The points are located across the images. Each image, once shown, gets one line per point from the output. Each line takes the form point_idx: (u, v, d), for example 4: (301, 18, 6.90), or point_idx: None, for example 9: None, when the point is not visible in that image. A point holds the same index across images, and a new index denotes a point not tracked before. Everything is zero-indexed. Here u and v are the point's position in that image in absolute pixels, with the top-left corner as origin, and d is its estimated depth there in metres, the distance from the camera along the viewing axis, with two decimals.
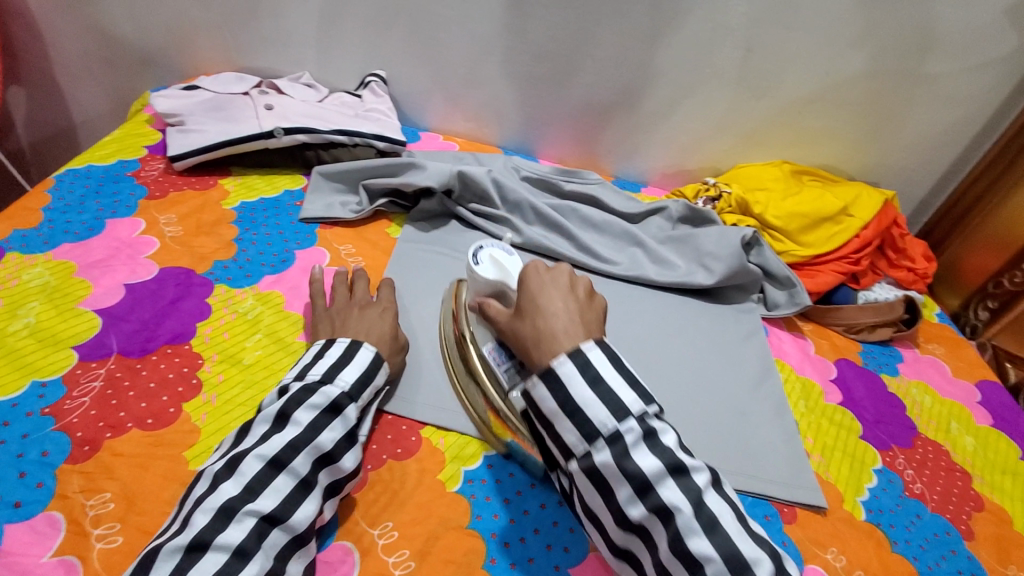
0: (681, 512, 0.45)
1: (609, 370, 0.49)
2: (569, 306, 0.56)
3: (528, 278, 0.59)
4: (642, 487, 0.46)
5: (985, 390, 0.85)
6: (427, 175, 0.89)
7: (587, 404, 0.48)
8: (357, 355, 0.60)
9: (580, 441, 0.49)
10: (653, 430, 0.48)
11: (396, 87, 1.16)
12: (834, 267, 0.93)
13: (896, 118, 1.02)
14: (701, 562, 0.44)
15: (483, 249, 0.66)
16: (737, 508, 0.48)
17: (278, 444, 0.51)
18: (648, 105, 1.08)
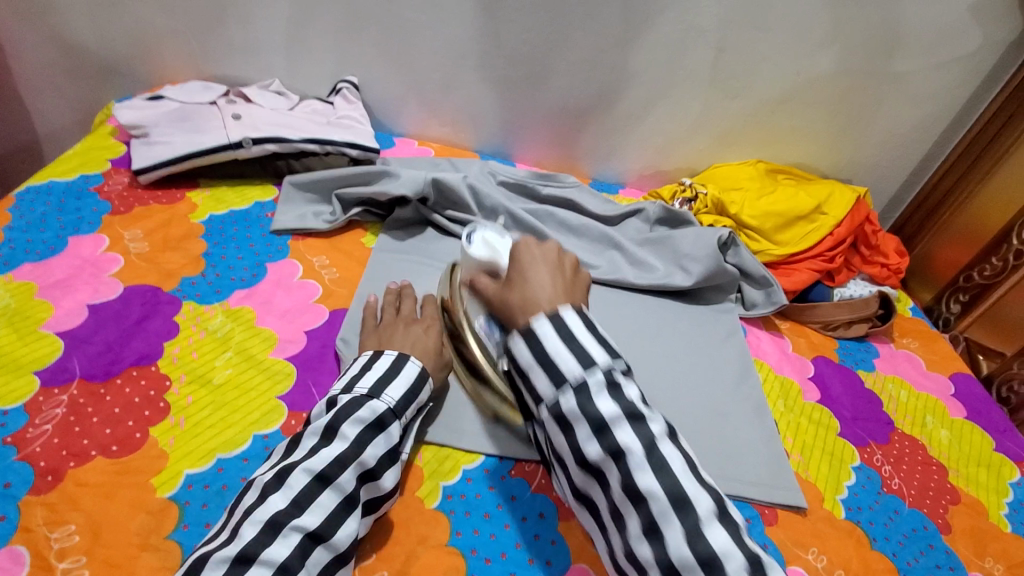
0: (632, 453, 0.48)
1: (582, 330, 0.52)
2: (555, 280, 0.58)
3: (519, 253, 0.61)
4: (600, 429, 0.49)
5: (958, 383, 0.87)
6: (401, 183, 0.88)
7: (558, 357, 0.51)
8: (403, 370, 0.59)
9: (549, 388, 0.51)
10: (616, 381, 0.50)
11: (369, 93, 1.14)
12: (809, 265, 0.94)
13: (867, 115, 1.04)
14: (646, 497, 0.46)
15: (475, 231, 0.73)
16: (692, 459, 0.49)
17: (327, 458, 0.51)
18: (624, 106, 1.08)
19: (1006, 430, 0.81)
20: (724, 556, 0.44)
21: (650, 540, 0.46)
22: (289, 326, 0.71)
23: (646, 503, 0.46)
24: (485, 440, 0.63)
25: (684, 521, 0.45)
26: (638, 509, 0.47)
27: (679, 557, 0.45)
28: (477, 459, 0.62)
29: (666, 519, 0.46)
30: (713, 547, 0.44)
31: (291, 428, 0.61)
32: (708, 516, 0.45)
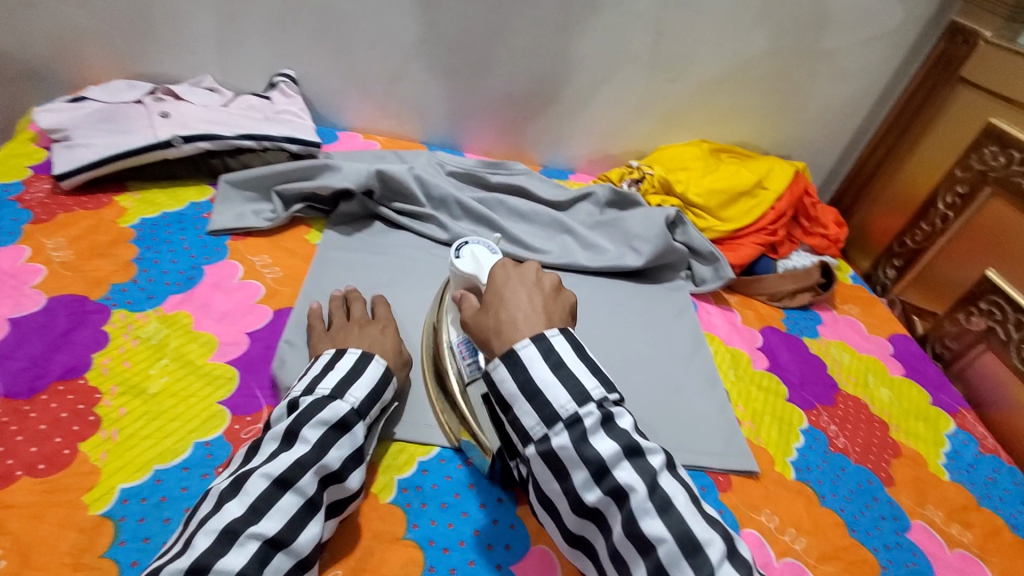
0: (636, 493, 0.45)
1: (571, 356, 0.50)
2: (533, 299, 0.55)
3: (496, 273, 0.58)
4: (598, 472, 0.46)
5: (896, 343, 0.91)
6: (344, 176, 0.85)
7: (547, 387, 0.48)
8: (367, 369, 0.58)
9: (538, 424, 0.48)
10: (611, 415, 0.48)
11: (307, 87, 1.11)
12: (754, 240, 0.97)
13: (802, 93, 1.07)
14: (654, 543, 0.44)
15: (466, 244, 0.65)
16: (693, 492, 0.47)
17: (287, 462, 0.49)
18: (569, 91, 1.08)
19: (941, 384, 0.85)
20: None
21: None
22: (229, 329, 0.68)
23: (653, 549, 0.44)
24: (437, 430, 0.62)
25: (695, 566, 0.43)
26: (645, 556, 0.44)
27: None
28: (432, 450, 0.61)
29: (676, 566, 0.43)
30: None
31: (234, 432, 0.59)
32: (720, 559, 0.43)
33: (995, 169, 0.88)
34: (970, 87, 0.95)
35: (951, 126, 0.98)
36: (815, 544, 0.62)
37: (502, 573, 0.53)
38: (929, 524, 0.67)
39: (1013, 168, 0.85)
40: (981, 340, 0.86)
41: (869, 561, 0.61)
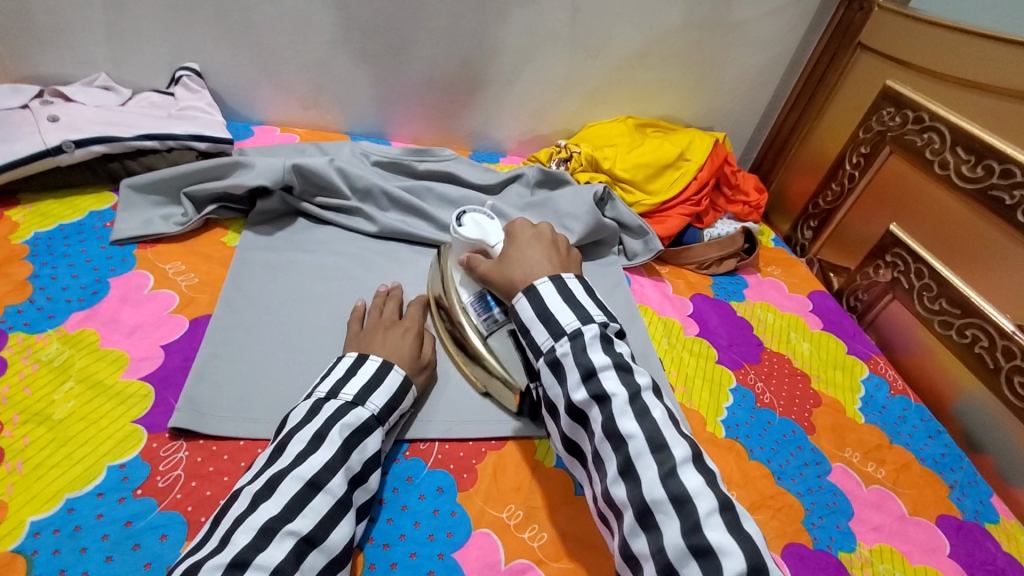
0: (616, 398, 0.47)
1: (581, 293, 0.55)
2: (550, 255, 0.63)
3: (515, 232, 0.65)
4: (587, 375, 0.49)
5: (815, 299, 0.97)
6: (257, 173, 0.81)
7: (558, 309, 0.53)
8: (387, 377, 0.58)
9: (547, 338, 0.52)
10: (609, 337, 0.51)
11: (214, 81, 1.04)
12: (680, 211, 0.99)
13: (717, 64, 1.10)
14: (625, 438, 0.45)
15: (466, 213, 0.70)
16: (675, 415, 0.48)
17: (317, 465, 0.49)
18: (493, 73, 1.07)
19: (856, 334, 0.91)
20: (695, 495, 0.42)
21: (626, 479, 0.45)
22: (141, 343, 0.64)
23: (624, 444, 0.45)
24: None
25: (659, 462, 0.44)
26: (618, 452, 0.46)
27: (649, 494, 0.43)
28: None
29: (642, 460, 0.44)
30: (684, 485, 0.42)
31: (151, 451, 0.55)
32: (683, 459, 0.44)
33: (892, 128, 0.94)
34: (867, 52, 1.00)
35: (852, 91, 1.03)
36: (744, 495, 0.65)
37: (444, 561, 0.52)
38: (847, 465, 0.71)
39: (907, 127, 0.91)
40: (889, 291, 0.92)
41: (795, 505, 0.65)
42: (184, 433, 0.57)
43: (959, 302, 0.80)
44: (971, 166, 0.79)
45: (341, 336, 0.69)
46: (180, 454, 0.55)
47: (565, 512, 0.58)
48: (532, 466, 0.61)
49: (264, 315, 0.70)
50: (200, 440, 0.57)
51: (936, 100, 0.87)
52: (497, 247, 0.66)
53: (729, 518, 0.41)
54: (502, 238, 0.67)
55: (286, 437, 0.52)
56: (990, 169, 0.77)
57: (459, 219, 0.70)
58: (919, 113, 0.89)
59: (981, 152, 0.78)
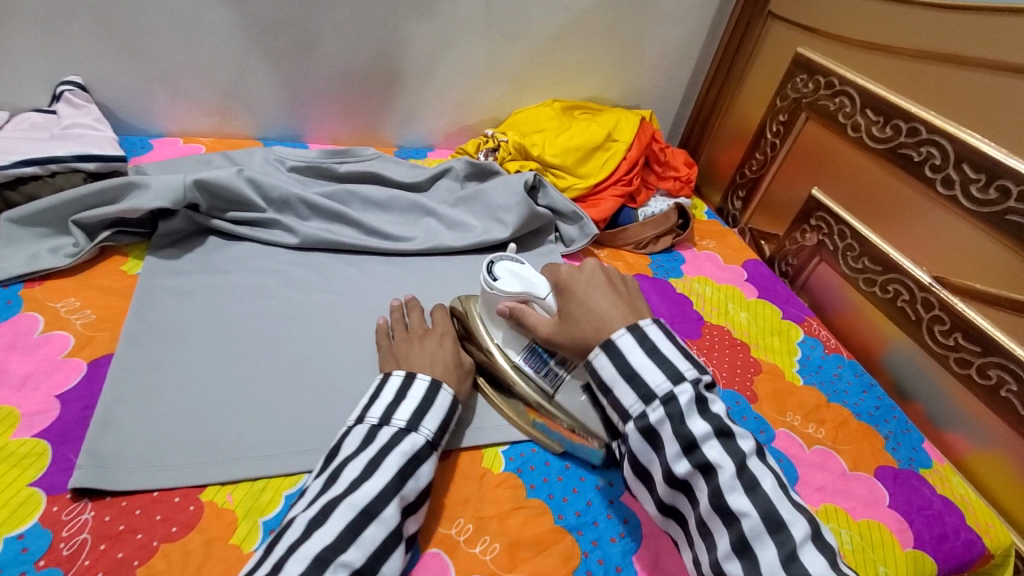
0: (723, 470, 0.47)
1: (665, 344, 0.53)
2: (615, 300, 0.57)
3: (566, 283, 0.59)
4: (687, 446, 0.48)
5: (749, 268, 0.99)
6: (153, 194, 0.73)
7: (644, 370, 0.51)
8: (437, 399, 0.56)
9: (636, 402, 0.51)
10: (704, 397, 0.50)
11: (101, 94, 0.95)
12: (613, 192, 0.99)
13: (637, 41, 1.10)
14: (738, 516, 0.46)
15: (497, 263, 0.65)
16: (780, 479, 0.49)
17: (371, 493, 0.48)
18: (411, 64, 1.02)
19: (789, 298, 0.94)
20: None
21: (741, 558, 0.45)
22: (32, 395, 0.58)
23: (737, 521, 0.46)
24: (305, 455, 0.57)
25: (778, 542, 0.45)
26: (729, 527, 0.46)
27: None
28: (299, 480, 0.55)
29: (759, 539, 0.45)
30: (809, 568, 0.43)
31: (52, 516, 0.49)
32: (803, 539, 0.44)
33: (806, 95, 0.96)
34: (779, 21, 1.02)
35: (767, 60, 1.05)
36: None
37: None
38: (789, 429, 0.73)
39: (820, 93, 0.93)
40: (816, 254, 0.95)
41: None
42: (89, 491, 0.51)
43: (881, 260, 0.83)
44: (881, 127, 0.82)
45: (266, 362, 0.65)
46: (86, 515, 0.50)
47: (515, 519, 0.56)
48: (480, 476, 0.59)
49: (179, 348, 0.64)
50: (108, 496, 0.52)
51: (845, 64, 0.89)
52: (548, 299, 0.62)
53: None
54: (549, 287, 0.63)
55: (340, 463, 0.51)
56: (898, 128, 0.80)
57: (491, 272, 0.65)
58: (829, 79, 0.91)
59: (888, 113, 0.81)
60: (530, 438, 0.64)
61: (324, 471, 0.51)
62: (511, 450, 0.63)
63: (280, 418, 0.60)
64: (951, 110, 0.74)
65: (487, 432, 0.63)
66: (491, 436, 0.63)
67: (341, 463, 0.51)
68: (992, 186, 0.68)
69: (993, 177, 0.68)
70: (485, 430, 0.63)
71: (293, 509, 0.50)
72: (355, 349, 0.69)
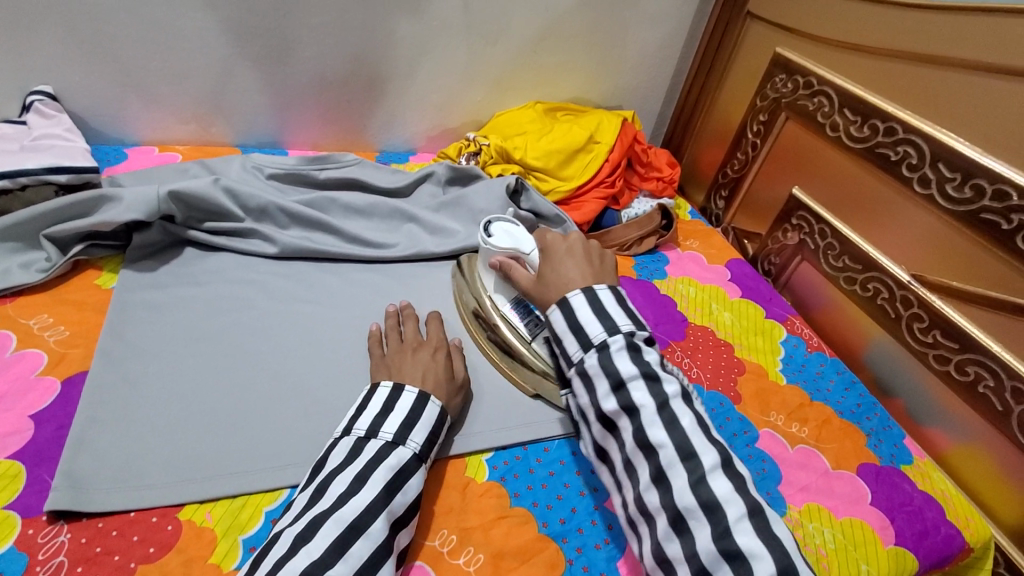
0: (646, 409, 0.51)
1: (613, 303, 0.58)
2: (585, 267, 0.63)
3: (548, 248, 0.66)
4: (617, 385, 0.53)
5: (732, 267, 0.99)
6: (126, 207, 0.72)
7: (587, 323, 0.57)
8: (425, 411, 0.56)
9: (577, 349, 0.57)
10: (637, 345, 0.55)
11: (74, 103, 0.93)
12: (596, 194, 0.99)
13: (618, 42, 1.10)
14: (656, 448, 0.50)
15: (493, 223, 0.74)
16: (703, 421, 0.52)
17: (359, 507, 0.48)
18: (390, 68, 1.01)
19: (772, 297, 0.94)
20: (724, 501, 0.46)
21: (658, 487, 0.49)
22: (5, 416, 0.56)
23: (655, 454, 0.50)
24: (286, 470, 0.56)
25: (689, 471, 0.48)
26: (649, 460, 0.50)
27: (681, 501, 0.47)
28: (280, 496, 0.55)
29: (673, 469, 0.49)
30: (715, 493, 0.47)
31: (27, 539, 0.48)
32: (713, 467, 0.48)
33: (785, 95, 0.96)
34: (757, 20, 1.02)
35: (747, 59, 1.05)
36: None
37: None
38: (773, 429, 0.74)
39: (799, 93, 0.93)
40: (797, 253, 0.96)
41: None
42: (65, 513, 0.50)
43: (860, 258, 0.84)
44: (858, 127, 0.83)
45: (247, 376, 0.64)
46: (62, 537, 0.49)
47: (500, 528, 0.56)
48: (463, 486, 0.59)
49: (157, 362, 0.63)
50: (84, 518, 0.50)
51: (822, 64, 0.90)
52: (532, 256, 0.69)
53: (757, 521, 0.45)
54: (535, 245, 0.71)
55: (327, 477, 0.51)
56: (875, 128, 0.80)
57: (488, 231, 0.74)
58: (808, 79, 0.91)
59: (866, 113, 0.81)
60: (514, 446, 0.64)
61: (310, 486, 0.51)
62: (495, 458, 0.62)
63: (261, 432, 0.59)
64: (926, 110, 0.75)
65: (471, 441, 0.63)
66: (475, 444, 0.62)
67: (328, 476, 0.51)
68: (967, 184, 0.69)
69: (968, 176, 0.69)
70: (469, 439, 0.63)
71: (279, 524, 0.49)
72: (337, 359, 0.68)
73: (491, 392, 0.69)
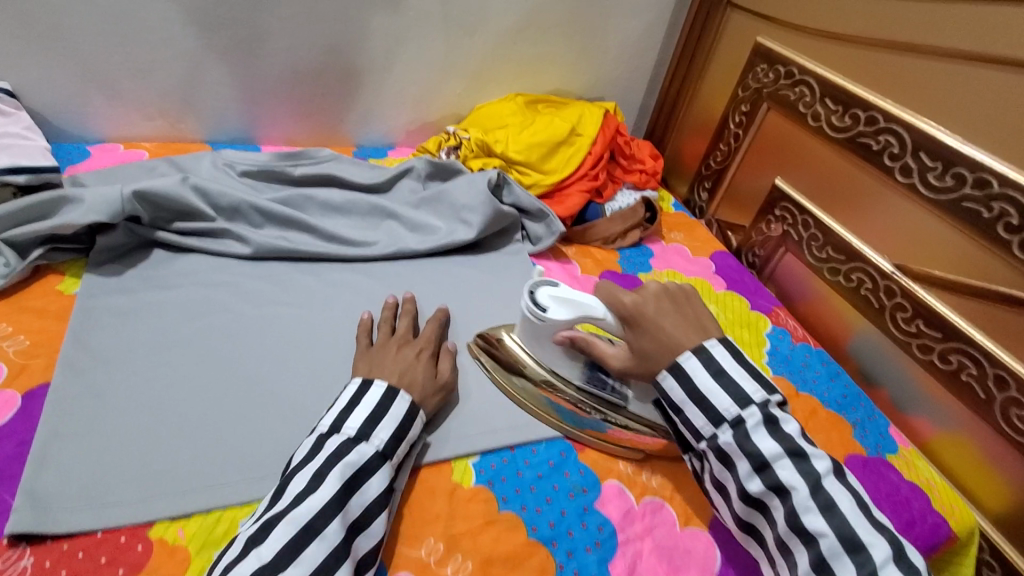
0: (797, 491, 0.50)
1: (732, 364, 0.56)
2: (685, 325, 0.59)
3: (636, 314, 0.59)
4: (759, 465, 0.52)
5: (717, 260, 0.99)
6: (87, 209, 0.68)
7: (711, 394, 0.55)
8: (392, 406, 0.55)
9: (706, 424, 0.55)
10: (774, 417, 0.53)
11: (30, 99, 0.88)
12: (579, 188, 0.97)
13: (599, 32, 1.08)
14: (815, 536, 0.48)
15: (538, 292, 0.61)
16: (860, 499, 0.50)
17: (314, 507, 0.46)
18: (366, 60, 0.98)
19: (757, 289, 0.94)
20: None
21: None
22: None
23: (815, 541, 0.48)
24: (263, 483, 0.54)
25: (857, 562, 0.47)
26: (808, 547, 0.49)
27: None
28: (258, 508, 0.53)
29: (838, 558, 0.47)
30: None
31: None
32: (883, 560, 0.46)
33: (767, 85, 0.96)
34: (738, 9, 1.02)
35: (728, 49, 1.05)
36: (668, 474, 0.64)
37: None
38: None
39: (780, 83, 0.93)
40: (782, 244, 0.95)
41: None
42: (27, 535, 0.47)
43: (843, 248, 0.84)
44: (840, 116, 0.82)
45: (220, 384, 0.61)
46: (24, 562, 0.46)
47: (490, 534, 0.55)
48: (450, 492, 0.57)
49: (125, 371, 0.60)
50: (48, 540, 0.48)
51: (803, 53, 0.89)
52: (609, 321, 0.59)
53: None
54: (603, 307, 0.59)
55: (287, 476, 0.50)
56: (856, 117, 0.80)
57: (536, 303, 0.61)
58: (789, 68, 0.91)
59: (846, 102, 0.81)
60: (501, 448, 0.62)
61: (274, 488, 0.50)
62: (482, 462, 0.61)
63: (236, 443, 0.57)
64: (907, 98, 0.74)
65: (459, 444, 0.61)
66: (460, 449, 0.61)
67: (288, 476, 0.50)
68: (948, 173, 0.69)
69: (948, 165, 0.69)
70: (456, 442, 0.61)
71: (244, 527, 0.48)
72: (315, 364, 0.65)
73: (476, 394, 0.67)
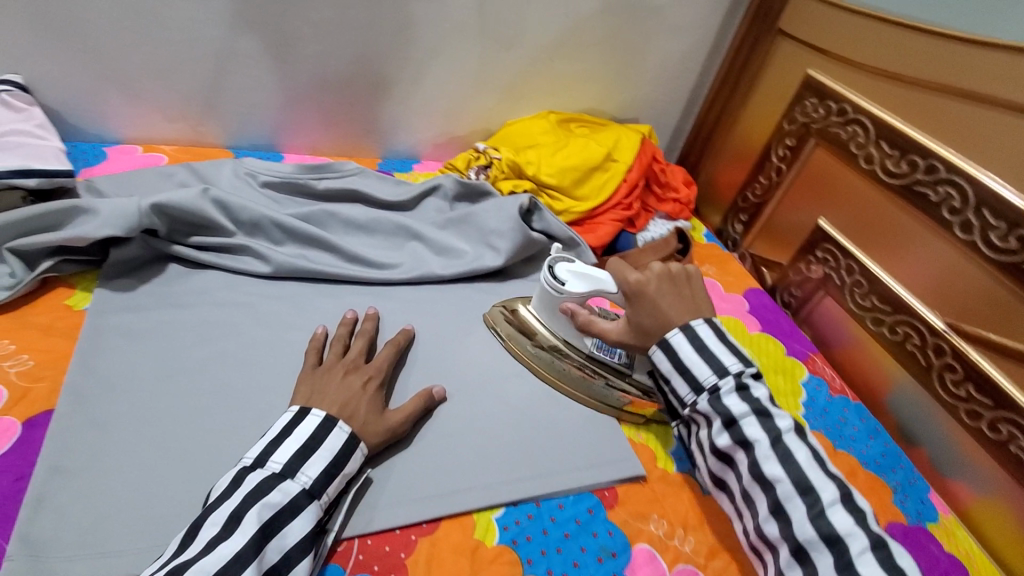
0: (760, 444, 0.54)
1: (714, 341, 0.59)
2: (680, 301, 0.62)
3: (636, 292, 0.63)
4: (728, 422, 0.56)
5: (750, 298, 0.95)
6: (102, 222, 0.65)
7: (693, 365, 0.58)
8: (329, 438, 0.52)
9: (688, 392, 0.58)
10: (746, 384, 0.57)
11: (46, 95, 0.85)
12: (612, 217, 0.93)
13: (639, 52, 1.05)
14: (773, 482, 0.52)
15: (557, 267, 0.69)
16: (817, 453, 0.55)
17: (225, 555, 0.43)
18: (398, 70, 0.95)
19: (792, 332, 0.90)
20: (847, 535, 0.49)
21: (777, 519, 0.52)
22: None
23: (773, 487, 0.52)
24: None
25: (807, 503, 0.51)
26: (766, 492, 0.53)
27: (801, 533, 0.50)
28: None
29: (791, 501, 0.51)
30: (835, 526, 0.49)
31: None
32: (831, 501, 0.50)
33: (816, 120, 0.91)
34: (787, 38, 0.97)
35: (775, 79, 1.00)
36: (703, 540, 0.60)
37: None
38: None
39: (831, 119, 0.88)
40: (821, 287, 0.91)
41: None
42: None
43: (890, 299, 0.79)
44: (895, 161, 0.78)
45: (233, 418, 0.58)
46: None
47: None
48: (472, 551, 0.54)
49: (133, 400, 0.57)
50: None
51: (857, 90, 0.85)
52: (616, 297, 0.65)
53: (883, 555, 0.47)
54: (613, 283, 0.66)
55: (201, 515, 0.46)
56: (914, 164, 0.76)
57: (555, 276, 0.69)
58: (841, 105, 0.87)
59: (904, 147, 0.77)
60: (527, 500, 0.59)
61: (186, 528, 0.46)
62: (506, 517, 0.57)
63: None
64: (971, 149, 0.70)
65: (484, 494, 0.58)
66: (483, 500, 0.57)
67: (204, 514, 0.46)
68: (1012, 235, 0.65)
69: (1014, 226, 0.65)
70: (481, 492, 0.58)
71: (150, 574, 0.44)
72: None
73: (500, 438, 0.63)
